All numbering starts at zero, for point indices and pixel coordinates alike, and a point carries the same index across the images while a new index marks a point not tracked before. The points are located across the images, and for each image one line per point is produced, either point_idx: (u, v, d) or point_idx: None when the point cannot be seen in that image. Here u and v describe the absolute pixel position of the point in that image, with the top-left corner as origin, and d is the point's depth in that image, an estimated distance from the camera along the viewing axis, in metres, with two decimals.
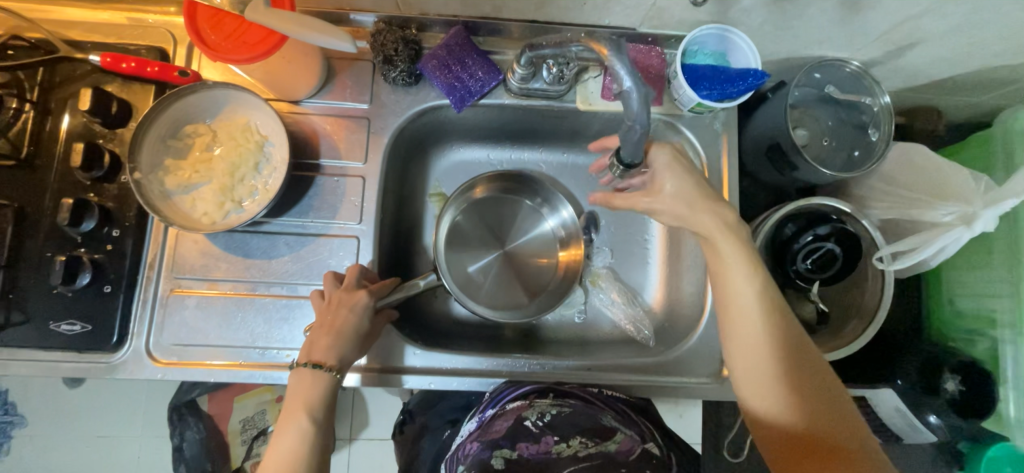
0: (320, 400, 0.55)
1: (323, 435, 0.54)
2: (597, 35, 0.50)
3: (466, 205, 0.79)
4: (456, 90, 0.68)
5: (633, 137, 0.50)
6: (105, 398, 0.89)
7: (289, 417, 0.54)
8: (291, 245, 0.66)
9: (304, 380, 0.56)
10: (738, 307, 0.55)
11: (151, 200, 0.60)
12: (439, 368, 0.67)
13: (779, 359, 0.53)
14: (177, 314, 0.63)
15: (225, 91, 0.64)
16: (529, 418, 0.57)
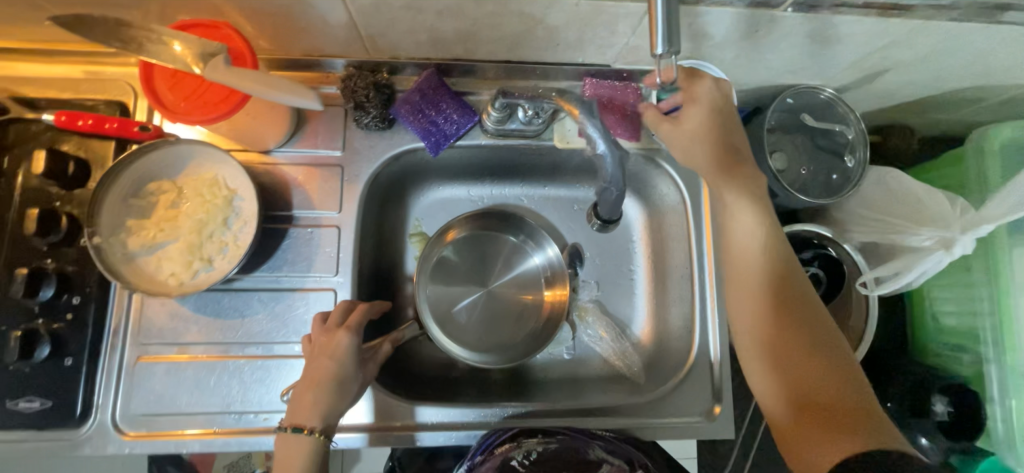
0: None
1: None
2: (568, 95, 0.58)
3: (447, 244, 0.77)
4: (431, 135, 0.67)
5: (610, 197, 0.63)
6: None
7: None
8: (265, 302, 0.63)
9: (290, 445, 0.53)
10: (747, 259, 0.58)
11: (113, 265, 0.57)
12: (431, 421, 0.65)
13: (781, 311, 0.54)
14: (146, 383, 0.60)
15: (190, 145, 0.61)
16: (516, 458, 0.61)
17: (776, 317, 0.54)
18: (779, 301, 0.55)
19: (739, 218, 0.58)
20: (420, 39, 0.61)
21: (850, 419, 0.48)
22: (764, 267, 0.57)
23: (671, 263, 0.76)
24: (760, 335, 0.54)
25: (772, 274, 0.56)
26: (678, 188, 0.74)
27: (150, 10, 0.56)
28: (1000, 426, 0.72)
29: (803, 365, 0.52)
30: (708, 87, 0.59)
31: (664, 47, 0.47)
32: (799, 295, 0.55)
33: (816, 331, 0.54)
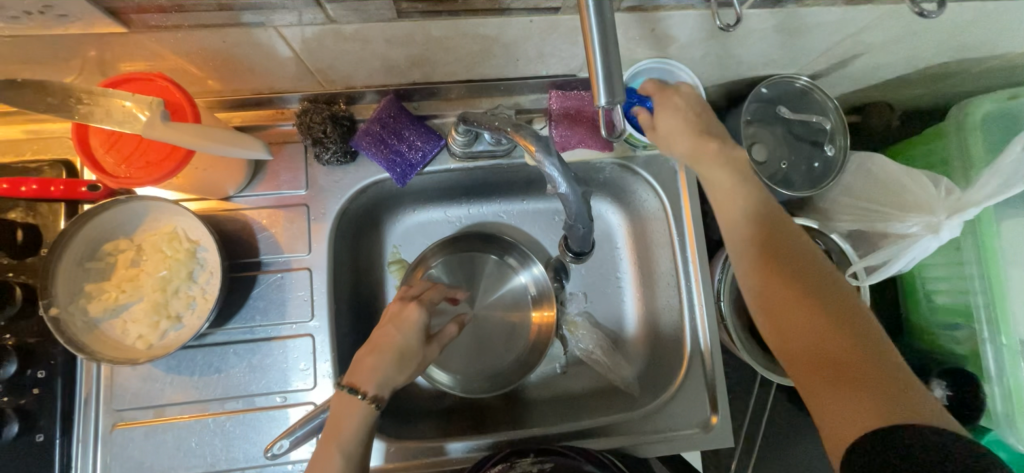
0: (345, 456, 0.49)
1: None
2: (523, 126, 0.50)
3: (427, 270, 0.75)
4: (396, 165, 0.64)
5: (578, 232, 0.60)
6: None
7: (322, 453, 0.49)
8: (241, 354, 0.61)
9: (345, 410, 0.51)
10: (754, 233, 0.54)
11: (74, 335, 0.55)
12: (440, 456, 0.64)
13: (791, 269, 0.50)
14: (125, 450, 0.58)
15: (144, 201, 0.59)
16: None
17: (788, 281, 0.50)
18: (784, 260, 0.51)
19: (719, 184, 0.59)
20: (374, 68, 0.58)
21: (873, 378, 0.43)
22: (764, 234, 0.54)
23: (658, 270, 0.74)
24: (774, 301, 0.50)
25: (773, 239, 0.53)
26: (658, 194, 0.72)
27: (86, 65, 0.53)
28: (999, 404, 0.70)
29: (821, 321, 0.47)
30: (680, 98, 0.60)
31: (606, 98, 0.43)
32: (806, 258, 0.51)
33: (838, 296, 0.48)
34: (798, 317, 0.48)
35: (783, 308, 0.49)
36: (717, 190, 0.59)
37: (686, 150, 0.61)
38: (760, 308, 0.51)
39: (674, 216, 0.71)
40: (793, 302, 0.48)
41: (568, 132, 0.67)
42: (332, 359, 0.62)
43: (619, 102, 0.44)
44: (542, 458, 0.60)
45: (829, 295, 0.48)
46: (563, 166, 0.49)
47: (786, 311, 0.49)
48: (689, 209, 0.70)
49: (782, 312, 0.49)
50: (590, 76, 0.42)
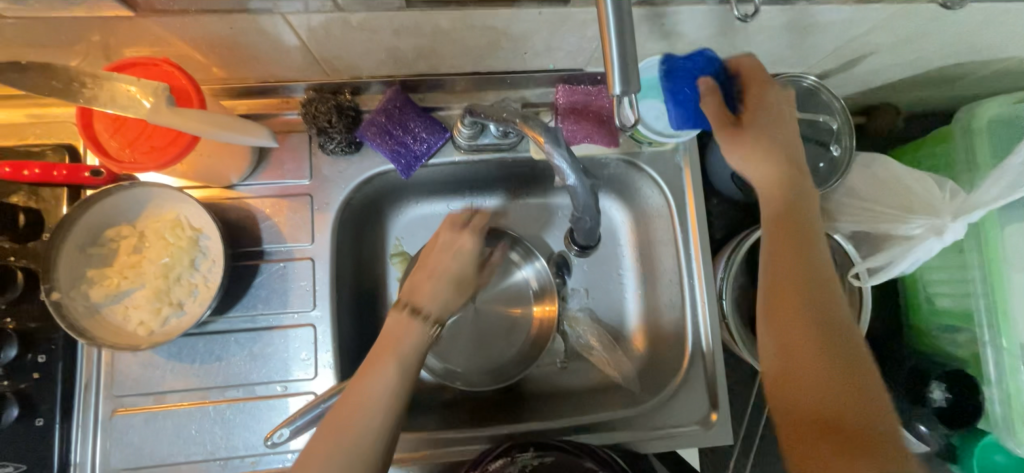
0: (394, 371, 0.49)
1: (398, 394, 0.49)
2: (531, 118, 0.50)
3: None
4: (401, 156, 0.64)
5: (584, 224, 0.59)
6: None
7: (378, 362, 0.50)
8: (242, 343, 0.61)
9: (402, 324, 0.52)
10: (783, 254, 0.54)
11: (75, 320, 0.55)
12: (437, 449, 0.64)
13: (811, 312, 0.51)
14: (124, 436, 0.58)
15: (147, 188, 0.58)
16: None
17: (805, 323, 0.50)
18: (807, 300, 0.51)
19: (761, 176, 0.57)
20: (381, 59, 0.58)
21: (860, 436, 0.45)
22: (798, 268, 0.53)
23: (660, 267, 0.74)
24: (787, 340, 0.50)
25: (803, 275, 0.52)
26: (662, 190, 0.72)
27: (91, 48, 0.53)
28: (998, 407, 0.70)
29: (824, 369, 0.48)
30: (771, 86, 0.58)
31: (621, 87, 0.42)
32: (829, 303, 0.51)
33: (843, 335, 0.50)
34: (809, 365, 0.49)
35: (791, 349, 0.50)
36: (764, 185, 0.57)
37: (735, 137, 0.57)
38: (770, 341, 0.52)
39: (678, 213, 0.71)
40: (803, 346, 0.50)
41: (574, 127, 0.66)
42: (333, 349, 0.62)
43: (633, 92, 0.43)
44: (541, 452, 0.60)
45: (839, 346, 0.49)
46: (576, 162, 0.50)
47: (795, 348, 0.50)
48: (693, 206, 0.70)
49: (793, 357, 0.50)
50: (607, 68, 0.41)
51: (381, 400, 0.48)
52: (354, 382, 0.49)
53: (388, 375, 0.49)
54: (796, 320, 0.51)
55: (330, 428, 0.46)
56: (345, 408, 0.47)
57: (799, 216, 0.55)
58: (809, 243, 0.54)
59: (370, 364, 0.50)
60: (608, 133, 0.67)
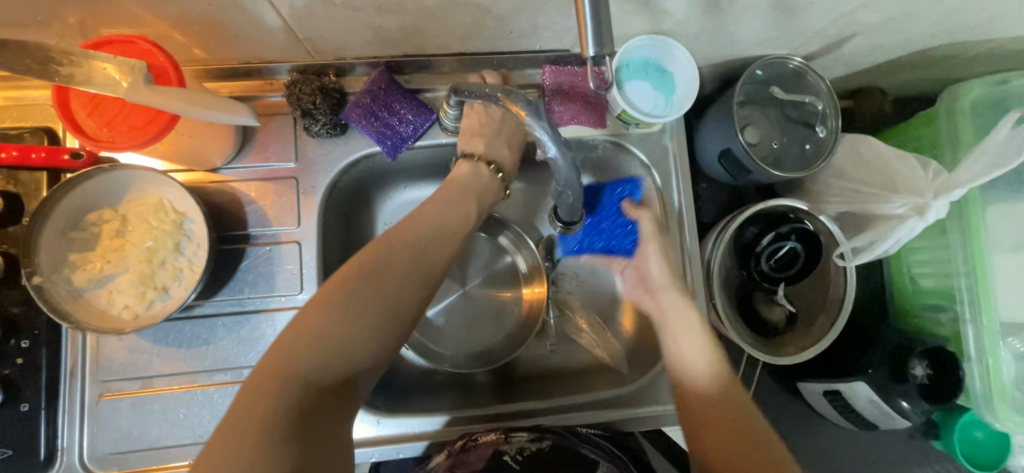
0: (468, 210, 0.59)
1: (461, 228, 0.58)
2: (514, 93, 0.49)
3: None
4: (387, 138, 0.63)
5: (567, 197, 0.58)
6: None
7: (462, 200, 0.59)
8: (229, 327, 0.61)
9: (474, 175, 0.62)
10: (671, 352, 0.65)
11: (57, 304, 0.54)
12: (418, 432, 0.64)
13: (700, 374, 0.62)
14: (111, 421, 0.58)
15: (128, 171, 0.57)
16: (507, 451, 0.63)
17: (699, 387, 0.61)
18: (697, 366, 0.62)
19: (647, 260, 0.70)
20: (365, 38, 0.57)
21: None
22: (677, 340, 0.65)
23: (648, 249, 0.75)
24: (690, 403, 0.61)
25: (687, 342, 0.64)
26: (650, 173, 0.72)
27: (66, 28, 0.52)
28: (977, 382, 0.72)
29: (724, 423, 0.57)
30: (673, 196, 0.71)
31: (595, 49, 0.43)
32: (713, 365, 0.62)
33: (730, 401, 0.59)
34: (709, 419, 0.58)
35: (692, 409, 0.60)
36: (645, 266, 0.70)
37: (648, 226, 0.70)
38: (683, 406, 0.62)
39: (665, 194, 0.71)
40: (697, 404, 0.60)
41: (561, 108, 0.66)
42: None
43: (607, 55, 0.45)
44: (540, 435, 0.64)
45: (727, 400, 0.59)
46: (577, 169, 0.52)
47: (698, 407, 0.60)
48: (678, 187, 0.71)
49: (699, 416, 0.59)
50: (578, 25, 0.42)
51: (449, 230, 0.57)
52: (426, 208, 0.57)
53: (460, 210, 0.58)
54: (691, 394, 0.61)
55: (402, 238, 0.54)
56: (416, 225, 0.55)
57: (689, 307, 0.66)
58: (694, 324, 0.65)
59: (440, 199, 0.59)
60: (595, 113, 0.67)
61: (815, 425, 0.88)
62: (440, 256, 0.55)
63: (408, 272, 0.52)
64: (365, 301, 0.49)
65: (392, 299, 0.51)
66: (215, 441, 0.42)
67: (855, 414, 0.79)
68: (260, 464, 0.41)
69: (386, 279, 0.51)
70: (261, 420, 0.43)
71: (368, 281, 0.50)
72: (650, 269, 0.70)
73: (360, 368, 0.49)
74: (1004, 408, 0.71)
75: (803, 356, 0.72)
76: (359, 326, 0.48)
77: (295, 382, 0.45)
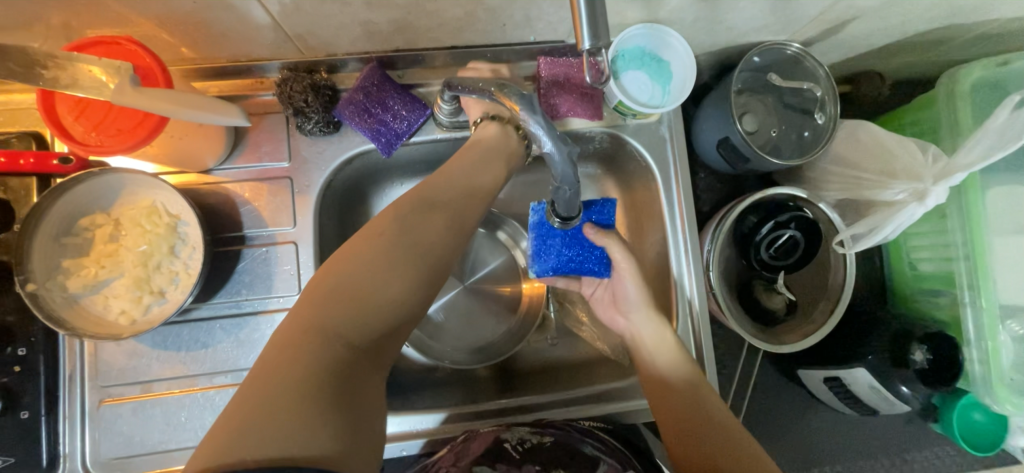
0: (498, 170, 0.58)
1: (490, 187, 0.57)
2: (509, 87, 0.48)
3: None
4: (381, 135, 0.62)
5: (563, 195, 0.53)
6: None
7: (497, 158, 0.58)
8: (228, 329, 0.60)
9: (502, 136, 0.60)
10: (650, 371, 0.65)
11: (53, 311, 0.54)
12: (415, 429, 0.64)
13: (680, 400, 0.61)
14: (112, 426, 0.58)
15: (119, 174, 0.57)
16: (507, 440, 0.60)
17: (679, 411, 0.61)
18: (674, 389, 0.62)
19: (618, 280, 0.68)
20: (355, 33, 0.56)
21: None
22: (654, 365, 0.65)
23: (649, 240, 0.75)
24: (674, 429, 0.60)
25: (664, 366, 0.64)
26: (648, 164, 0.71)
27: (50, 31, 0.51)
28: (976, 366, 0.73)
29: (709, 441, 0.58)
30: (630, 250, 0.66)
31: (590, 41, 0.43)
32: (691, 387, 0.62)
33: (712, 418, 0.59)
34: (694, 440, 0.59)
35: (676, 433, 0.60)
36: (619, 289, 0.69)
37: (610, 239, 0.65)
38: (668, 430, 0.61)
39: (663, 184, 0.70)
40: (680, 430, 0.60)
41: (556, 100, 0.65)
42: None
43: (604, 47, 0.44)
44: (541, 431, 0.61)
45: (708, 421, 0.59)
46: (578, 188, 0.53)
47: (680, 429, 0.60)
48: (677, 178, 0.70)
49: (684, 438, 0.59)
50: (573, 16, 0.41)
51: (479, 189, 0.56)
52: (454, 166, 0.56)
53: (490, 169, 0.57)
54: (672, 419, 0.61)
55: (435, 196, 0.53)
56: (444, 182, 0.54)
57: (662, 326, 0.65)
58: (667, 339, 0.65)
59: (467, 158, 0.57)
60: (590, 103, 0.66)
61: (818, 413, 0.87)
62: (472, 211, 0.54)
63: (441, 230, 0.51)
64: (399, 257, 0.48)
65: (429, 251, 0.49)
66: (246, 397, 0.39)
67: (855, 400, 0.80)
68: (296, 417, 0.38)
69: (421, 236, 0.49)
70: (305, 375, 0.40)
71: (402, 238, 0.49)
72: (626, 292, 0.68)
73: (392, 328, 0.47)
74: (1005, 391, 0.71)
75: (804, 344, 0.72)
76: (396, 282, 0.47)
77: (337, 338, 0.43)
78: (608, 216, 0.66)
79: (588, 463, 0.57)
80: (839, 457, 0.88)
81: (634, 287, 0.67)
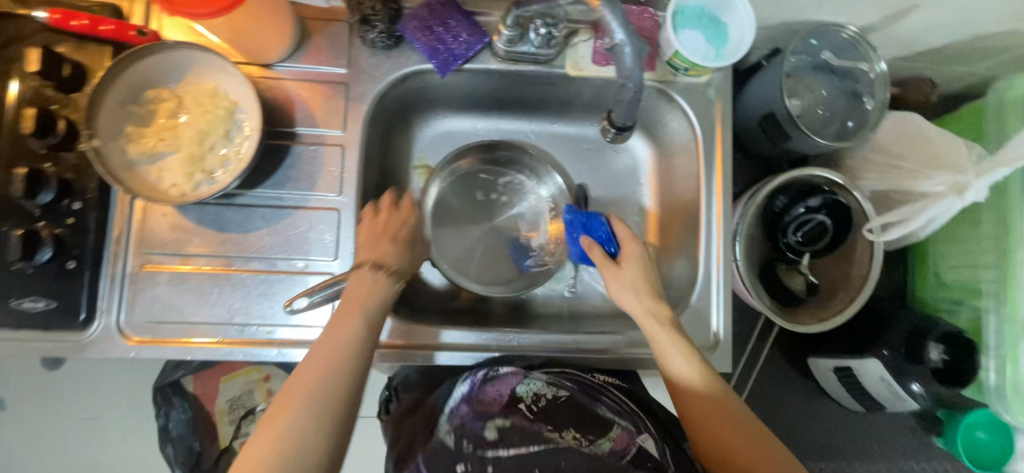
0: (354, 338, 0.51)
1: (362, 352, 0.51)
2: None
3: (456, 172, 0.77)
4: (439, 53, 0.65)
5: (627, 93, 0.57)
6: (91, 379, 0.89)
7: (346, 319, 0.52)
8: (268, 218, 0.63)
9: (364, 282, 0.55)
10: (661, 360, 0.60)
11: (113, 170, 0.57)
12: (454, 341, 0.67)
13: (703, 390, 0.57)
14: (149, 291, 0.60)
15: (190, 52, 0.59)
16: (523, 400, 0.60)
17: (709, 402, 0.57)
18: (704, 380, 0.58)
19: (618, 286, 0.62)
20: None
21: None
22: (662, 349, 0.60)
23: (679, 203, 0.76)
24: (704, 420, 0.56)
25: (678, 355, 0.59)
26: (691, 125, 0.72)
27: None
28: (992, 375, 0.72)
29: (735, 431, 0.55)
30: (622, 275, 0.62)
31: None
32: (715, 387, 0.58)
33: (730, 407, 0.57)
34: (725, 430, 0.55)
35: (699, 422, 0.57)
36: (626, 281, 0.62)
37: (607, 265, 0.63)
38: (691, 419, 0.57)
39: (704, 146, 0.71)
40: (704, 418, 0.56)
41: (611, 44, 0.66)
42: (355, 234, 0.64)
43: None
44: (557, 385, 0.62)
45: (730, 416, 0.56)
46: (640, 92, 0.57)
47: (707, 420, 0.56)
48: (721, 143, 0.71)
49: (713, 426, 0.56)
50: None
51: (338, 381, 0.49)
52: (321, 342, 0.51)
53: (349, 330, 0.52)
54: (701, 395, 0.57)
55: (291, 415, 0.46)
56: (314, 358, 0.50)
57: (663, 309, 0.61)
58: (672, 337, 0.59)
59: (331, 329, 0.52)
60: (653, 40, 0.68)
61: (819, 407, 0.87)
62: (345, 377, 0.49)
63: (310, 405, 0.47)
64: (280, 438, 0.45)
65: (305, 423, 0.46)
66: None
67: (863, 393, 0.79)
68: None
69: (288, 417, 0.46)
70: None
71: (278, 427, 0.46)
72: (621, 294, 0.62)
73: None
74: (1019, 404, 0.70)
75: (822, 326, 0.72)
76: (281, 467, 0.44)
77: None
78: (604, 235, 0.65)
79: (602, 422, 0.58)
80: (830, 453, 0.87)
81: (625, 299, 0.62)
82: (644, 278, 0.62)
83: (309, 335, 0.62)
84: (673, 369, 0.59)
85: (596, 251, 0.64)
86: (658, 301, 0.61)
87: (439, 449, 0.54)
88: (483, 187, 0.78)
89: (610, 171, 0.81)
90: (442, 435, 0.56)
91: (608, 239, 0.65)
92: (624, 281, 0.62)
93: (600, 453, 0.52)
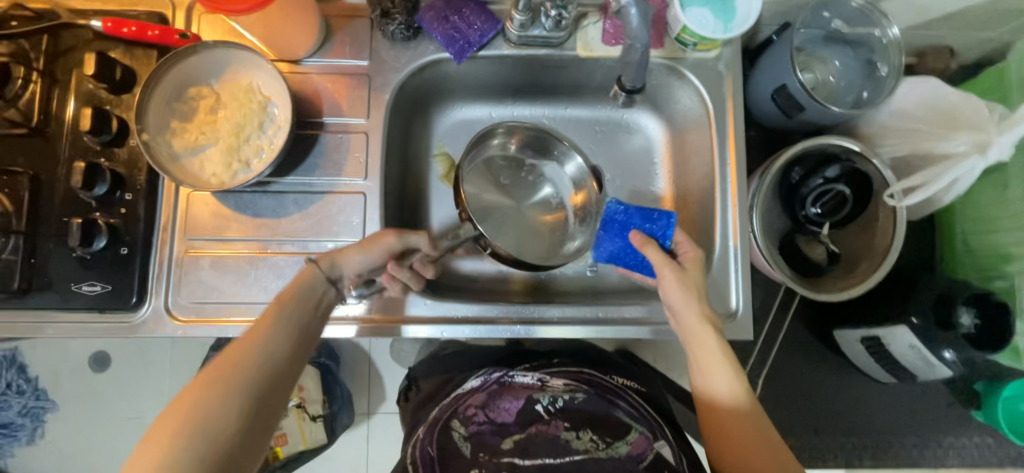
0: (292, 319, 0.54)
1: (300, 333, 0.54)
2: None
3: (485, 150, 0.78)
4: (455, 41, 0.68)
5: (634, 53, 0.61)
6: (136, 379, 0.94)
7: (285, 303, 0.55)
8: (300, 203, 0.67)
9: (306, 280, 0.57)
10: (698, 371, 0.61)
11: (160, 161, 0.61)
12: (469, 316, 0.68)
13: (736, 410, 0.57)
14: (194, 274, 0.65)
15: (227, 51, 0.64)
16: (541, 400, 0.64)
17: (742, 422, 0.56)
18: (739, 401, 0.57)
19: (672, 289, 0.63)
20: None
21: None
22: (705, 360, 0.60)
23: (693, 179, 0.77)
24: (729, 437, 0.56)
25: (716, 368, 0.59)
26: (703, 100, 0.73)
27: None
28: None
29: (760, 455, 0.54)
30: (676, 276, 0.63)
31: None
32: (750, 411, 0.57)
33: (762, 434, 0.56)
34: (750, 451, 0.55)
35: (725, 440, 0.56)
36: (688, 282, 0.63)
37: (670, 267, 0.64)
38: (716, 435, 0.57)
39: (716, 120, 0.72)
40: (731, 437, 0.56)
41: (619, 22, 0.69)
42: (381, 215, 0.67)
43: None
44: (574, 388, 0.66)
45: (759, 441, 0.55)
46: (648, 52, 0.61)
47: (733, 439, 0.56)
48: (734, 117, 0.72)
49: (738, 446, 0.55)
50: None
51: (247, 371, 0.49)
52: (261, 320, 0.53)
53: (291, 314, 0.54)
54: (733, 411, 0.57)
55: (207, 395, 0.46)
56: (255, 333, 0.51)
57: (711, 319, 0.62)
58: (715, 346, 0.60)
59: (276, 307, 0.54)
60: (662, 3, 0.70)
61: (850, 383, 0.86)
62: (280, 352, 0.51)
63: (244, 374, 0.48)
64: (211, 405, 0.46)
65: (237, 390, 0.47)
66: None
67: (893, 363, 0.78)
68: None
69: (225, 380, 0.47)
70: None
71: (212, 392, 0.46)
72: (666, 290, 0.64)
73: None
74: None
75: (845, 295, 0.71)
76: (206, 430, 0.45)
77: None
78: (662, 229, 0.69)
79: (618, 426, 0.61)
80: (864, 430, 0.86)
81: (683, 299, 0.62)
82: (694, 283, 0.63)
83: (344, 312, 0.66)
84: (709, 382, 0.59)
85: (652, 249, 0.65)
86: (711, 312, 0.62)
87: (455, 456, 0.58)
88: (507, 172, 0.79)
89: (621, 151, 0.82)
90: (460, 439, 0.61)
91: (664, 235, 0.69)
92: (677, 284, 0.63)
93: (616, 456, 0.57)
